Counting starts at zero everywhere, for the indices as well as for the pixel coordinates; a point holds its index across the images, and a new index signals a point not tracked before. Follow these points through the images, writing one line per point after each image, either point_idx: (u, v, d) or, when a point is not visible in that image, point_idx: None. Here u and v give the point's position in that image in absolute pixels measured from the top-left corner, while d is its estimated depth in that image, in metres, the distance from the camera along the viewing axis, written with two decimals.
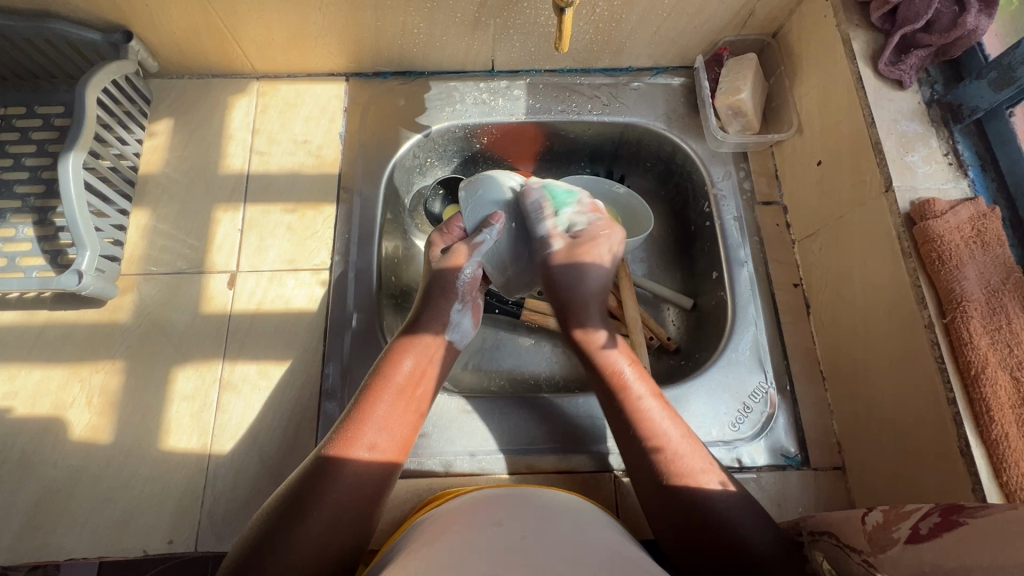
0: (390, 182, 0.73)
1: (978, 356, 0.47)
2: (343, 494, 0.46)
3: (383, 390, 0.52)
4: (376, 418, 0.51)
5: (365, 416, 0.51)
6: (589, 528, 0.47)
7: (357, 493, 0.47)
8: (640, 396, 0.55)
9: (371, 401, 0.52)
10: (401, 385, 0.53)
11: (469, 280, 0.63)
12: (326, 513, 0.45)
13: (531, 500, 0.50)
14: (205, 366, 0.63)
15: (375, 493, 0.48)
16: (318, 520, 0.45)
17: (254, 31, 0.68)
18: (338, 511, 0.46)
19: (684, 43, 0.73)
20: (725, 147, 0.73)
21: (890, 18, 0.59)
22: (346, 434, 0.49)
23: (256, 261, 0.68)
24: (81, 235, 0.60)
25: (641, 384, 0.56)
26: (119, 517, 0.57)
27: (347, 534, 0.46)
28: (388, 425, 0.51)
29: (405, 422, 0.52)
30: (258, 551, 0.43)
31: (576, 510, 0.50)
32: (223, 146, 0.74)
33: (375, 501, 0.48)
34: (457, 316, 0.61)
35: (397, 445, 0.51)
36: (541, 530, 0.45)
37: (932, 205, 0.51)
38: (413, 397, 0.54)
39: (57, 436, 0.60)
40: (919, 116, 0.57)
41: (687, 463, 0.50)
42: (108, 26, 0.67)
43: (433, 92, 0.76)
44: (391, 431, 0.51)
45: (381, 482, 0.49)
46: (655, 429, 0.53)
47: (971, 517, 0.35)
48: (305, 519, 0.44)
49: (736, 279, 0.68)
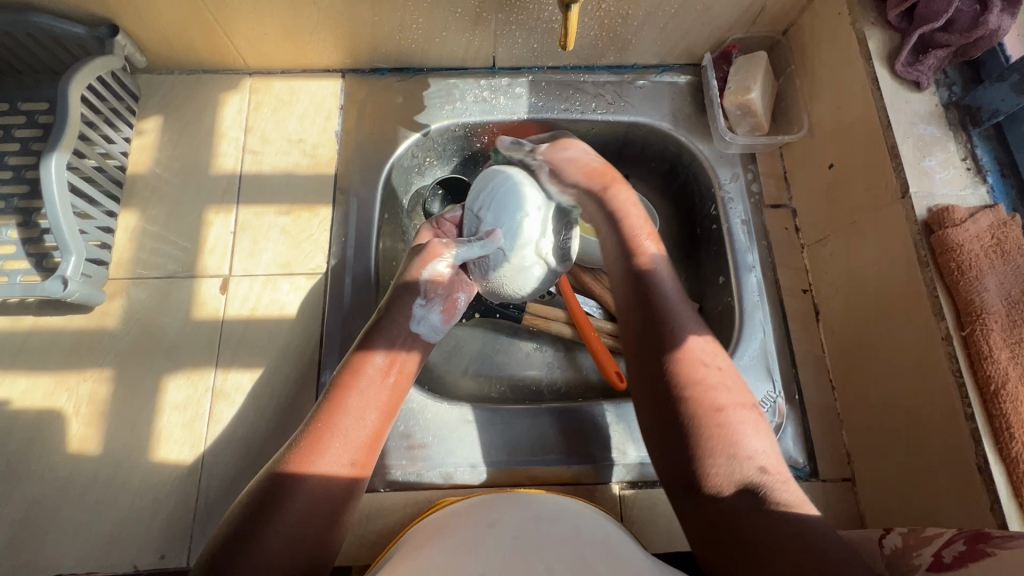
0: (387, 183, 0.71)
1: (998, 370, 0.45)
2: (315, 491, 0.45)
3: (355, 383, 0.50)
4: (347, 410, 0.49)
5: (336, 409, 0.49)
6: (582, 526, 0.45)
7: (329, 490, 0.46)
8: (726, 406, 0.49)
9: (342, 394, 0.50)
10: (372, 378, 0.51)
11: (433, 276, 0.57)
12: (299, 508, 0.44)
13: (519, 498, 0.49)
14: (198, 374, 0.61)
15: (348, 489, 0.47)
16: (290, 516, 0.44)
17: (246, 25, 0.66)
18: (311, 506, 0.45)
19: (692, 40, 0.71)
20: (733, 148, 0.71)
21: (907, 16, 0.57)
22: (316, 429, 0.48)
23: (249, 264, 0.66)
24: (65, 239, 0.58)
25: (728, 391, 0.50)
26: (108, 531, 0.55)
27: (321, 529, 0.45)
28: (361, 419, 0.49)
29: (379, 414, 0.51)
30: (225, 553, 0.42)
31: (568, 509, 0.48)
32: (214, 145, 0.71)
33: (350, 497, 0.48)
34: (423, 311, 0.56)
35: (370, 438, 0.50)
36: (534, 529, 0.43)
37: (952, 212, 0.49)
38: (386, 387, 0.52)
39: (43, 447, 0.58)
40: (937, 119, 0.55)
41: (771, 487, 0.45)
42: (93, 20, 0.64)
43: (432, 89, 0.73)
44: (364, 425, 0.49)
45: (352, 481, 0.48)
46: (741, 446, 0.47)
47: (998, 548, 0.33)
48: (278, 515, 0.44)
49: (745, 284, 0.66)
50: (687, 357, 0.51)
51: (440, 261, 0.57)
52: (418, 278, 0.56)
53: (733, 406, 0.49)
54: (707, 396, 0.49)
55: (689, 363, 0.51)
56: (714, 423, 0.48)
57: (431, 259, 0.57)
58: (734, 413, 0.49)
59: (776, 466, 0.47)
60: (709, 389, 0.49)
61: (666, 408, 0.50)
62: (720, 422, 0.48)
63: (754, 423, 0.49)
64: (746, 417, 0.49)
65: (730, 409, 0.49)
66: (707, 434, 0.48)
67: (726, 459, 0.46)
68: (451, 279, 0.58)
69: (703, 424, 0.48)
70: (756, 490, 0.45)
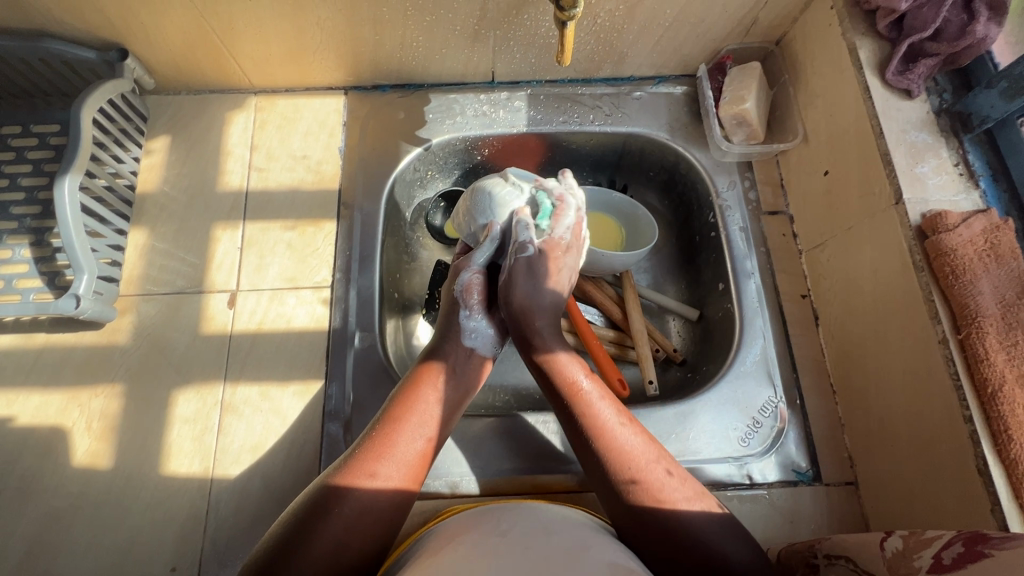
0: (390, 197, 0.72)
1: (995, 373, 0.46)
2: (366, 500, 0.47)
3: (414, 399, 0.53)
4: (405, 424, 0.51)
5: (394, 423, 0.51)
6: (578, 528, 0.46)
7: (378, 499, 0.47)
8: (611, 424, 0.51)
9: (400, 409, 0.52)
10: (431, 396, 0.54)
11: (464, 287, 0.61)
12: (347, 518, 0.46)
13: (535, 508, 0.49)
14: (206, 389, 0.62)
15: (396, 502, 0.48)
16: (340, 521, 0.45)
17: (251, 46, 0.67)
18: (360, 513, 0.46)
19: (686, 53, 0.72)
20: (729, 156, 0.73)
21: (896, 26, 0.59)
22: (375, 441, 0.50)
23: (256, 279, 0.67)
24: (78, 258, 0.60)
25: (607, 407, 0.53)
26: (119, 545, 0.56)
27: (369, 538, 0.46)
28: (415, 434, 0.51)
29: (433, 432, 0.53)
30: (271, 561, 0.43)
31: (569, 513, 0.49)
32: (221, 162, 0.73)
33: (398, 509, 0.49)
34: (472, 322, 0.60)
35: (421, 454, 0.51)
36: (542, 539, 0.44)
37: (945, 217, 0.50)
38: (440, 406, 0.54)
39: (57, 461, 0.59)
40: (929, 126, 0.57)
41: (668, 492, 0.47)
42: (103, 44, 0.66)
43: (433, 104, 0.75)
44: (417, 440, 0.51)
45: (400, 496, 0.49)
46: (634, 460, 0.49)
47: (995, 549, 0.34)
48: (328, 521, 0.45)
49: (744, 291, 0.67)
50: (578, 386, 0.54)
51: (468, 272, 0.61)
52: (455, 294, 0.61)
53: (617, 422, 0.52)
54: (596, 420, 0.52)
55: (583, 394, 0.54)
56: (605, 444, 0.50)
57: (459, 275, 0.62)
58: (623, 429, 0.51)
59: (668, 464, 0.49)
60: (599, 415, 0.52)
61: (577, 443, 0.52)
62: (608, 438, 0.50)
63: (637, 433, 0.51)
64: (627, 430, 0.51)
65: (614, 425, 0.51)
66: (606, 461, 0.49)
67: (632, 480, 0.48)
68: (483, 283, 0.62)
69: (602, 450, 0.50)
70: (659, 497, 0.47)
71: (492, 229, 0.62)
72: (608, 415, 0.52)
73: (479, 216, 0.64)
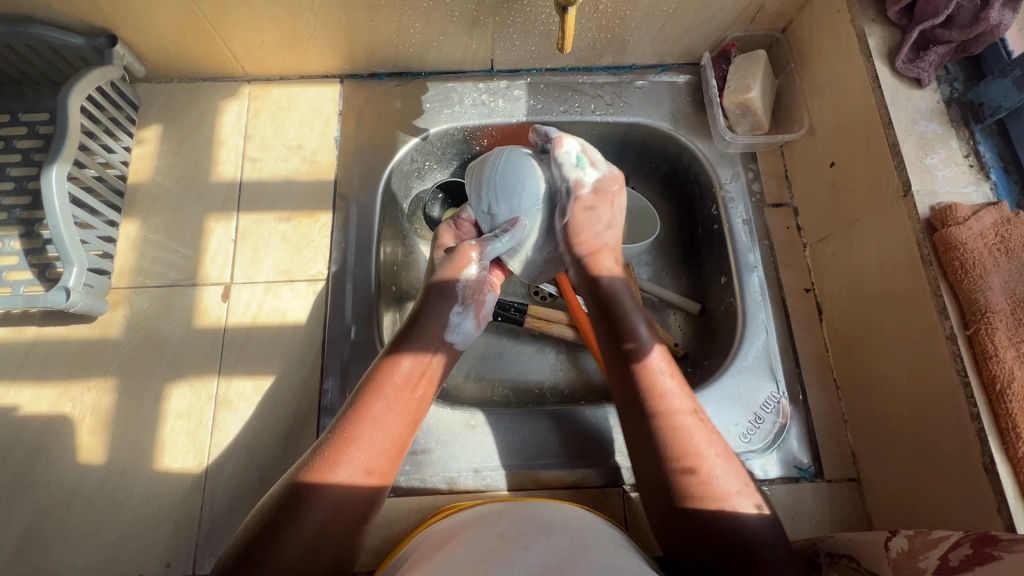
0: (388, 187, 0.71)
1: (1004, 369, 0.44)
2: (337, 498, 0.46)
3: (382, 392, 0.51)
4: (370, 418, 0.49)
5: (360, 416, 0.49)
6: (576, 526, 0.46)
7: (350, 496, 0.46)
8: (679, 412, 0.50)
9: (369, 399, 0.50)
10: (396, 388, 0.51)
11: (469, 284, 0.58)
12: (319, 518, 0.45)
13: (532, 506, 0.49)
14: (201, 383, 0.61)
15: (368, 498, 0.48)
16: (312, 520, 0.44)
17: (243, 33, 0.66)
18: (333, 509, 0.45)
19: (690, 40, 0.71)
20: (733, 147, 0.71)
21: (907, 13, 0.57)
22: (342, 435, 0.48)
23: (250, 272, 0.66)
24: (68, 250, 0.58)
25: (681, 398, 0.51)
26: (113, 541, 0.55)
27: (341, 535, 0.46)
28: (383, 427, 0.49)
29: (399, 424, 0.51)
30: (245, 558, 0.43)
31: (566, 509, 0.49)
32: (214, 152, 0.71)
33: (371, 503, 0.48)
34: (458, 317, 0.58)
35: (394, 447, 0.50)
36: (548, 534, 0.43)
37: (955, 210, 0.49)
38: (408, 396, 0.52)
39: (49, 456, 0.58)
40: (938, 116, 0.55)
41: (723, 486, 0.46)
42: (91, 30, 0.65)
43: (431, 93, 0.73)
44: (386, 433, 0.50)
45: (372, 490, 0.48)
46: (696, 449, 0.48)
47: (1006, 552, 0.33)
48: (301, 520, 0.44)
49: (747, 285, 0.65)
50: (649, 365, 0.53)
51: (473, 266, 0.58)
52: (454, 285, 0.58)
53: (687, 411, 0.50)
54: (668, 404, 0.50)
55: (651, 375, 0.52)
56: (672, 427, 0.49)
57: (463, 265, 0.58)
58: (694, 420, 0.50)
59: (729, 463, 0.48)
60: (667, 401, 0.50)
61: (636, 421, 0.51)
62: (677, 425, 0.49)
63: (709, 427, 0.50)
64: (700, 421, 0.50)
65: (686, 414, 0.50)
66: (668, 444, 0.48)
67: (690, 472, 0.47)
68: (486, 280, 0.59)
69: (665, 426, 0.49)
70: (717, 492, 0.46)
71: (516, 224, 0.59)
72: (679, 403, 0.50)
73: (502, 204, 0.61)
